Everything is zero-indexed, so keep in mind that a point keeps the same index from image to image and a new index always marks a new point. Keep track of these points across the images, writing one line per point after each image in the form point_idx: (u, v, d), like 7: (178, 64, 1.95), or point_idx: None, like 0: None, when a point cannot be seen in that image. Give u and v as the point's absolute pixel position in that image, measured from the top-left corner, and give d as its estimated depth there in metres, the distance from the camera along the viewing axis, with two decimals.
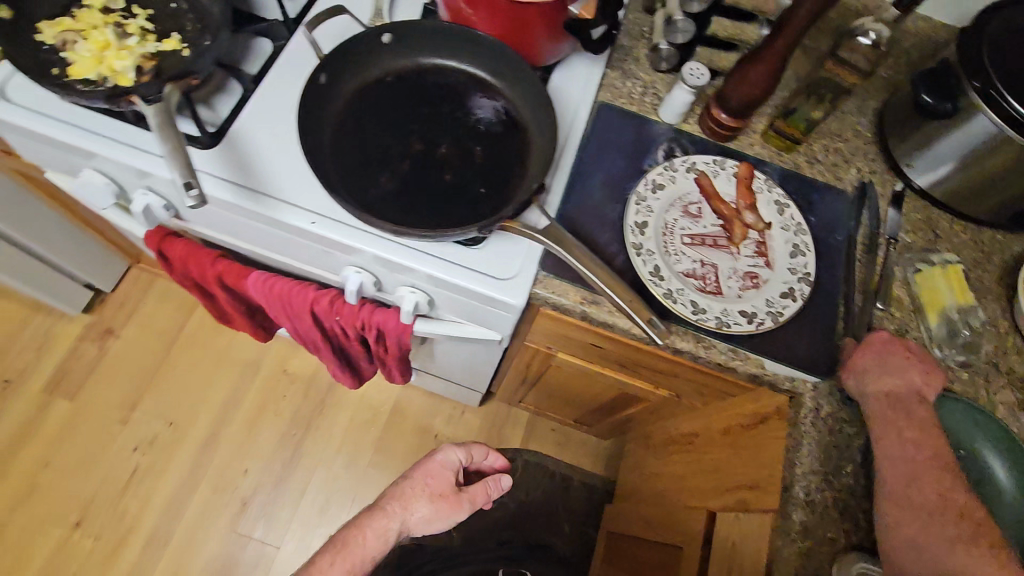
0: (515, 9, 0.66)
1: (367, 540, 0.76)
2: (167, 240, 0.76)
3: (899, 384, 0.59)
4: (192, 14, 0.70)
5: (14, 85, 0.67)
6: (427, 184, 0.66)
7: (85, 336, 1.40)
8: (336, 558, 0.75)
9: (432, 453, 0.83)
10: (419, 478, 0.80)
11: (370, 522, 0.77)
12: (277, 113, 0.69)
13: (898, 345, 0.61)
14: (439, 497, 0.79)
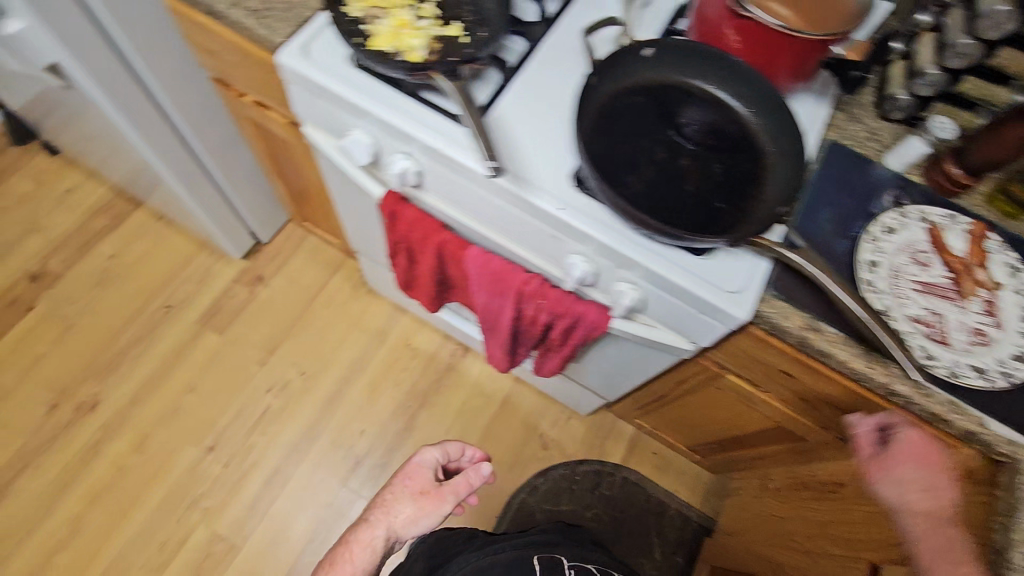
0: (780, 43, 0.70)
1: (354, 557, 0.76)
2: (399, 203, 0.82)
3: (925, 491, 0.66)
4: (470, 6, 0.77)
5: (312, 44, 0.75)
6: (670, 191, 0.69)
7: (239, 279, 1.51)
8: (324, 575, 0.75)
9: (410, 456, 0.84)
10: (397, 485, 0.81)
11: (357, 535, 0.77)
12: (534, 105, 0.75)
13: (928, 454, 0.68)
14: (418, 495, 0.79)
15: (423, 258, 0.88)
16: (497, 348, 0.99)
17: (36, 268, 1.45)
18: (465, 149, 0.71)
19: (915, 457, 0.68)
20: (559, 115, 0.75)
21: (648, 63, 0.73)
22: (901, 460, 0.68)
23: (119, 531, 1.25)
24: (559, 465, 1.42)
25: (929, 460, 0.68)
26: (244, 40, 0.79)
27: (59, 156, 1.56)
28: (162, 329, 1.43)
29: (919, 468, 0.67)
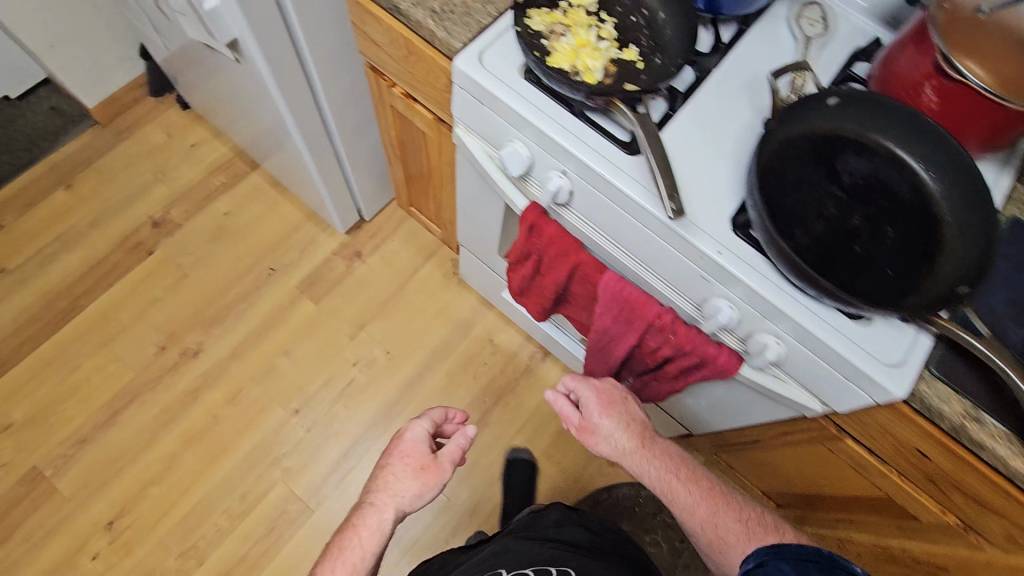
0: (976, 102, 0.66)
1: (365, 538, 0.78)
2: (541, 218, 0.83)
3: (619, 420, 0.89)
4: (648, 31, 0.76)
5: (489, 53, 0.76)
6: (836, 250, 0.67)
7: (339, 252, 1.56)
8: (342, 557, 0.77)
9: (398, 432, 0.87)
10: (393, 463, 0.83)
11: (363, 516, 0.80)
12: (701, 140, 0.74)
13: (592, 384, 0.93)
14: (417, 468, 0.82)
15: (551, 272, 0.88)
16: (600, 368, 0.99)
17: (159, 216, 1.54)
18: (629, 178, 0.71)
19: (580, 381, 0.93)
20: (723, 155, 0.74)
21: (828, 111, 0.68)
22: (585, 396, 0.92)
23: (206, 476, 1.33)
24: (623, 485, 1.41)
25: (608, 398, 0.91)
26: (418, 38, 0.80)
27: (190, 111, 1.65)
28: (264, 291, 1.50)
29: (585, 390, 0.91)
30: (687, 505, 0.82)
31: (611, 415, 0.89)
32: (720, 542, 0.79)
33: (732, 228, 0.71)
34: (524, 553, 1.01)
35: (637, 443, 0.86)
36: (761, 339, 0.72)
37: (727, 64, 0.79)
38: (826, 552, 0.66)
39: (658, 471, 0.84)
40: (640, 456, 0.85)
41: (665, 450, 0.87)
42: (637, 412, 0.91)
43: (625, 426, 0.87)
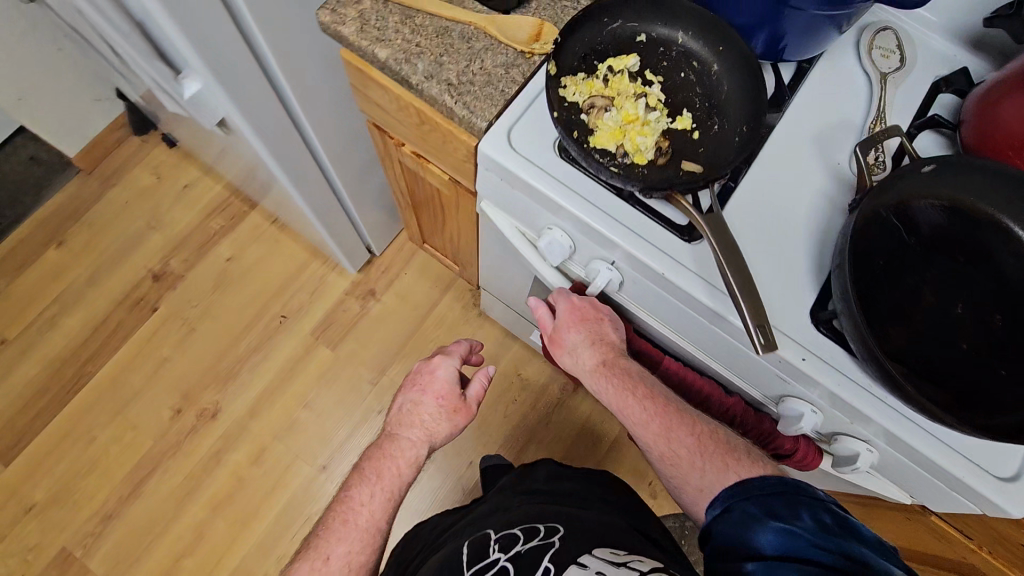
0: None
1: (401, 470, 0.76)
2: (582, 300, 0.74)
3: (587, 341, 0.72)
4: (700, 88, 0.65)
5: (519, 133, 0.65)
6: (941, 349, 0.59)
7: (351, 292, 1.47)
8: (377, 483, 0.74)
9: (418, 364, 0.84)
10: (420, 396, 0.80)
11: (395, 447, 0.77)
12: (771, 218, 0.65)
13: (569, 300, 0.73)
14: (450, 406, 0.80)
15: None
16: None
17: (159, 267, 1.46)
18: (694, 275, 0.62)
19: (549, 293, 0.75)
20: (798, 233, 0.64)
21: (924, 181, 0.60)
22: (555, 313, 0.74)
23: (239, 542, 1.29)
24: (667, 517, 1.36)
25: (583, 317, 0.72)
26: (432, 110, 0.70)
27: (177, 149, 1.53)
28: (276, 341, 1.43)
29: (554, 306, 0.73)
30: (645, 426, 0.68)
31: (576, 335, 0.72)
32: (674, 460, 0.68)
33: (814, 322, 0.62)
34: (516, 516, 0.84)
35: (602, 364, 0.71)
36: (852, 445, 0.64)
37: (791, 117, 0.69)
38: (790, 483, 0.61)
39: (620, 395, 0.69)
40: (602, 381, 0.70)
41: (634, 369, 0.71)
42: (613, 330, 0.72)
43: (591, 345, 0.71)
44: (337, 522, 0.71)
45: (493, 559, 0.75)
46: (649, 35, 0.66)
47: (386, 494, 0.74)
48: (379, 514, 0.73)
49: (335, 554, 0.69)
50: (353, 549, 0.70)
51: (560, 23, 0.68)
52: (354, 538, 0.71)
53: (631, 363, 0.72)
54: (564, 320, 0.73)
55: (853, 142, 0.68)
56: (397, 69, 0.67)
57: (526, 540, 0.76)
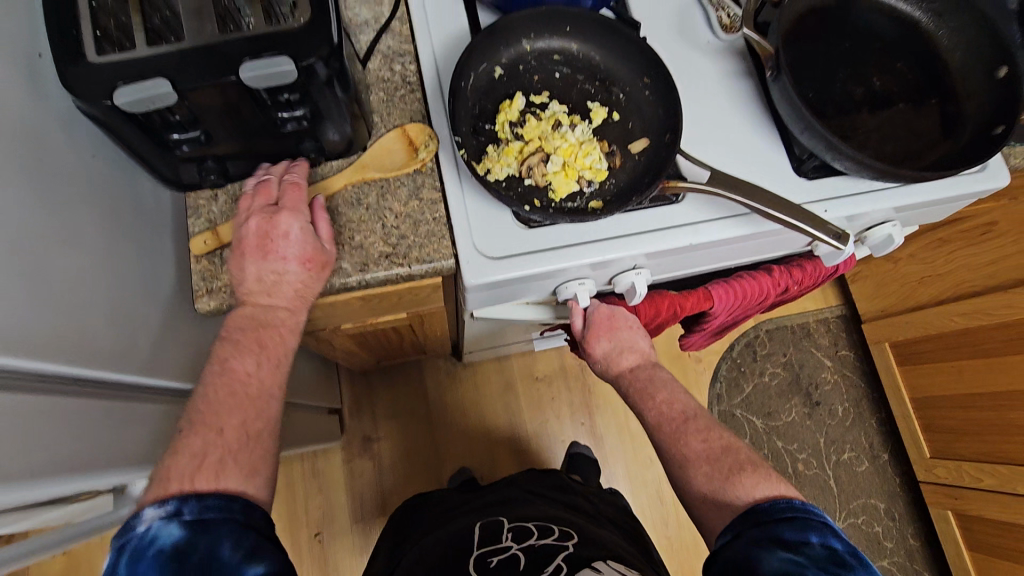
0: None
1: (274, 330, 0.53)
2: (613, 328, 0.68)
3: (624, 346, 0.68)
4: (581, 73, 0.63)
5: (486, 240, 0.58)
6: (895, 119, 0.65)
7: (350, 455, 1.35)
8: (239, 351, 0.52)
9: (239, 235, 0.53)
10: (257, 265, 0.53)
11: (250, 317, 0.53)
12: (712, 126, 0.66)
13: (604, 315, 0.68)
14: (304, 261, 0.53)
15: (651, 331, 0.78)
16: (700, 339, 0.95)
17: None
18: (714, 223, 0.62)
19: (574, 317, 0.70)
20: (736, 121, 0.67)
21: (788, 10, 0.65)
22: (584, 330, 0.70)
23: None
24: (721, 363, 1.48)
25: (616, 328, 0.68)
26: (383, 288, 0.61)
27: None
28: (333, 557, 1.29)
29: (580, 324, 0.70)
30: (670, 427, 0.63)
31: (604, 339, 0.68)
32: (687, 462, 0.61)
33: (805, 176, 0.66)
34: (540, 515, 0.81)
35: (633, 371, 0.68)
36: (881, 232, 0.71)
37: (650, 33, 0.68)
38: (798, 508, 0.52)
39: (648, 392, 0.66)
40: (633, 386, 0.67)
41: (667, 376, 0.67)
42: (646, 339, 0.69)
43: (620, 354, 0.68)
44: (200, 405, 0.49)
45: (505, 545, 0.71)
46: (502, 65, 0.62)
47: (272, 360, 0.53)
48: (266, 380, 0.52)
49: (206, 415, 0.49)
50: (244, 416, 0.50)
51: (418, 115, 0.61)
52: (237, 405, 0.50)
53: (664, 372, 0.68)
54: (591, 327, 0.69)
55: (702, 16, 0.70)
56: (328, 284, 0.57)
57: (541, 538, 0.72)
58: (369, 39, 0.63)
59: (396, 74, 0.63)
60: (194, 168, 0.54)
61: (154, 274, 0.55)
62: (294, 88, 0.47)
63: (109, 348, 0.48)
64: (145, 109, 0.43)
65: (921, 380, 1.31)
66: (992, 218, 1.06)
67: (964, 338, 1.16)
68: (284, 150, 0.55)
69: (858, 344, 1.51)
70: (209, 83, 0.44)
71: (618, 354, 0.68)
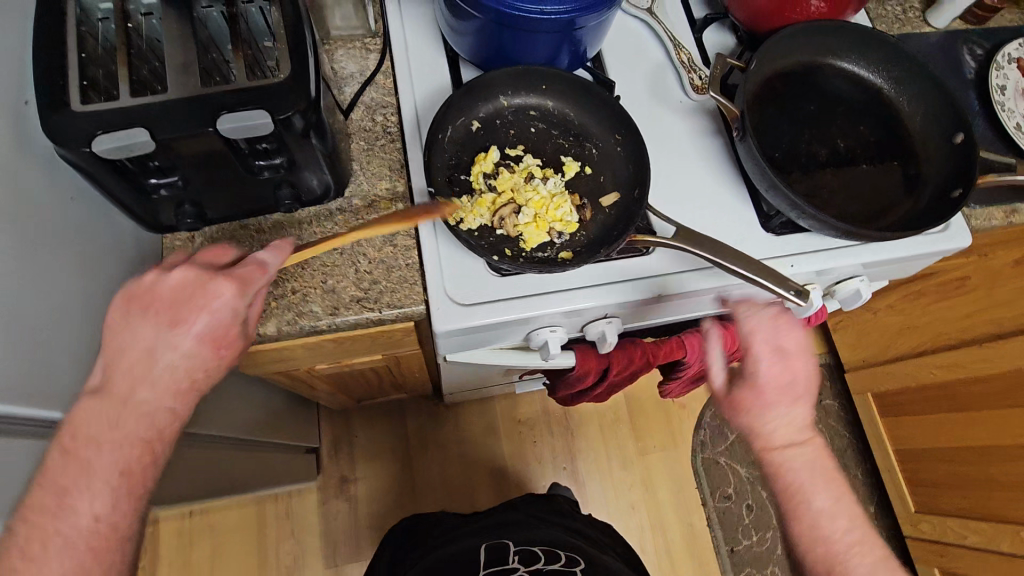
0: None
1: (143, 441, 0.46)
2: (789, 340, 0.63)
3: (789, 378, 0.62)
4: (556, 128, 0.65)
5: (457, 288, 0.60)
6: (858, 180, 0.68)
7: (325, 496, 1.32)
8: (86, 460, 0.44)
9: (151, 283, 0.48)
10: (152, 329, 0.47)
11: (106, 409, 0.45)
12: (681, 182, 0.69)
13: (785, 325, 0.63)
14: (210, 344, 0.48)
15: (626, 377, 0.78)
16: (679, 386, 0.95)
17: None
18: (682, 276, 0.64)
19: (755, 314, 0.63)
20: (706, 177, 0.69)
21: (755, 72, 0.68)
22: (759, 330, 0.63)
23: None
24: (705, 411, 1.47)
25: (789, 349, 0.62)
26: (356, 331, 0.62)
27: None
28: None
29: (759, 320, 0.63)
30: (820, 527, 0.59)
31: (756, 411, 0.62)
32: (836, 561, 0.57)
33: (772, 231, 0.68)
34: (543, 539, 0.88)
35: (790, 421, 0.61)
36: (848, 286, 0.72)
37: (623, 91, 0.71)
38: None
39: (807, 493, 0.59)
40: (795, 458, 0.60)
41: (828, 468, 0.60)
42: (807, 411, 0.62)
43: (783, 390, 0.61)
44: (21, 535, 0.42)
45: (512, 567, 0.82)
46: (479, 118, 0.64)
47: (131, 493, 0.45)
48: (121, 511, 0.45)
49: (29, 569, 0.41)
50: (88, 564, 0.43)
51: (396, 164, 0.63)
52: (77, 554, 0.43)
53: (825, 461, 0.61)
54: (744, 390, 0.62)
55: (674, 77, 0.73)
56: (297, 327, 0.57)
57: (548, 563, 0.83)
58: (352, 91, 0.66)
59: (377, 124, 0.65)
60: (172, 212, 0.55)
61: None
62: (272, 139, 0.49)
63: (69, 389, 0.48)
64: (125, 155, 0.45)
65: (904, 432, 1.31)
66: (965, 273, 1.07)
67: (945, 392, 1.16)
68: (262, 197, 0.56)
69: (841, 393, 1.51)
70: (187, 133, 0.45)
71: (784, 399, 0.61)
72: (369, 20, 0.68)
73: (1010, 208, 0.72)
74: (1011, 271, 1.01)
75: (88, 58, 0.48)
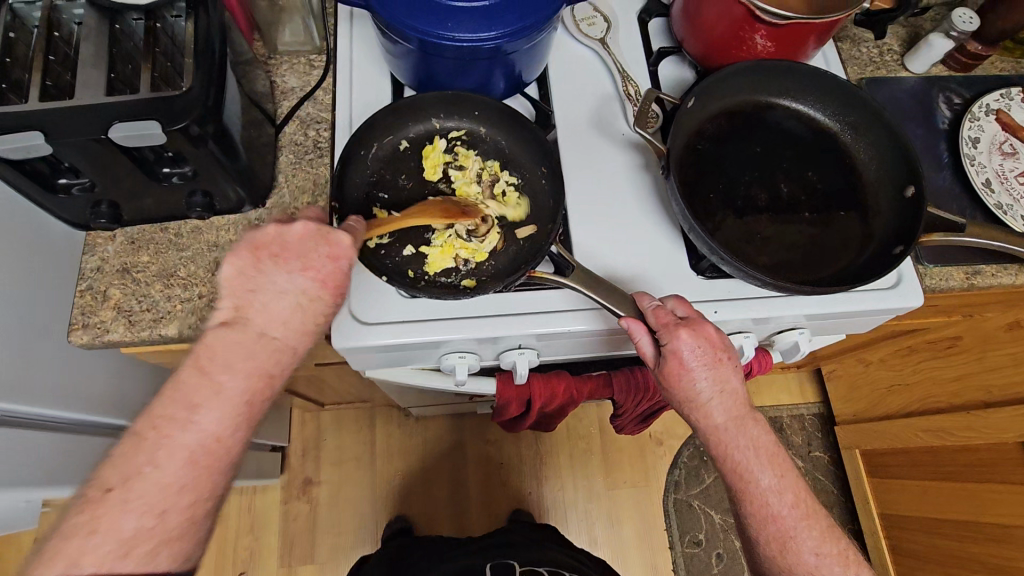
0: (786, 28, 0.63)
1: (268, 374, 0.48)
2: (713, 356, 0.54)
3: (714, 385, 0.55)
4: (483, 155, 0.65)
5: (361, 307, 0.60)
6: (797, 229, 0.65)
7: (289, 497, 1.34)
8: (216, 381, 0.46)
9: (276, 231, 0.50)
10: (282, 273, 0.49)
11: (236, 339, 0.47)
12: (610, 215, 0.67)
13: (708, 339, 0.54)
14: (329, 290, 0.50)
15: (555, 410, 0.76)
16: (628, 424, 0.91)
17: None
18: (593, 313, 0.62)
19: (674, 328, 0.54)
20: (637, 213, 0.67)
21: (697, 110, 0.67)
22: (683, 351, 0.53)
23: None
24: (682, 450, 1.42)
25: (715, 359, 0.54)
26: None
27: None
28: None
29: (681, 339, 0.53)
30: (770, 505, 0.55)
31: (684, 380, 0.54)
32: (788, 538, 0.55)
33: (700, 273, 0.65)
34: (551, 560, 0.93)
35: (725, 423, 0.55)
36: (788, 337, 0.69)
37: (563, 120, 0.70)
38: None
39: (751, 470, 0.55)
40: (732, 451, 0.55)
41: (771, 443, 0.55)
42: (740, 378, 0.56)
43: (715, 395, 0.55)
44: (148, 441, 0.44)
45: None
46: (409, 138, 0.65)
47: (248, 423, 0.47)
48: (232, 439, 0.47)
49: None
50: (196, 481, 0.45)
51: (321, 178, 0.64)
52: (192, 468, 0.45)
53: (765, 434, 0.56)
54: (669, 358, 0.54)
55: (620, 108, 0.72)
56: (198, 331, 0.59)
57: None
58: (290, 105, 0.68)
59: (309, 139, 0.66)
60: (88, 211, 0.57)
61: (52, 307, 0.58)
62: (173, 150, 0.51)
63: None
64: (24, 156, 0.47)
65: (890, 495, 1.23)
66: (954, 334, 0.97)
67: (932, 458, 1.09)
68: (176, 202, 0.58)
69: (833, 446, 1.43)
70: (87, 139, 0.48)
71: (709, 401, 0.55)
72: (315, 37, 0.70)
73: (969, 269, 0.67)
74: (1004, 335, 0.91)
75: (12, 62, 0.51)
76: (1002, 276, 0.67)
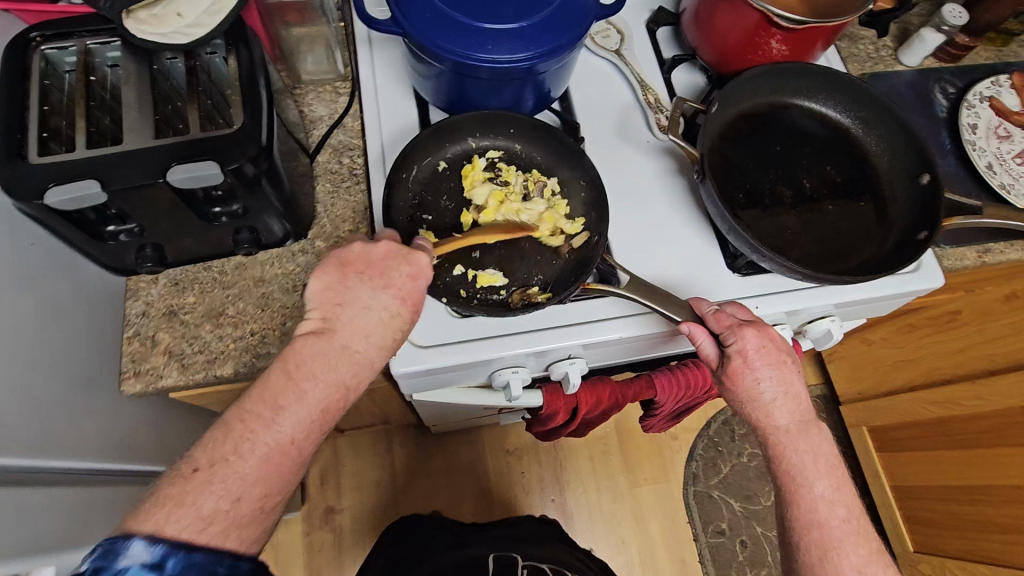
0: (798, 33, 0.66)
1: (333, 392, 0.47)
2: (776, 357, 0.57)
3: (778, 385, 0.57)
4: (521, 171, 0.66)
5: (416, 329, 0.60)
6: (823, 222, 0.67)
7: (311, 527, 1.31)
8: (295, 389, 0.44)
9: (361, 249, 0.51)
10: (367, 289, 0.49)
11: (308, 353, 0.46)
12: (645, 221, 0.68)
13: (774, 342, 0.57)
14: (410, 307, 0.51)
15: (598, 415, 0.78)
16: (660, 422, 0.93)
17: None
18: (643, 318, 0.63)
19: (739, 330, 0.56)
20: (671, 217, 0.69)
21: (719, 114, 0.69)
22: (748, 350, 0.56)
23: None
24: (697, 442, 1.44)
25: (778, 361, 0.57)
26: None
27: None
28: None
29: (745, 339, 0.56)
30: (818, 512, 0.55)
31: (748, 379, 0.56)
32: (831, 548, 0.54)
33: (738, 271, 0.67)
34: (553, 558, 0.92)
35: (787, 425, 0.57)
36: (821, 325, 0.72)
37: (590, 130, 0.72)
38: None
39: (806, 474, 0.55)
40: (790, 453, 0.56)
41: (830, 450, 0.56)
42: (802, 382, 0.58)
43: (779, 397, 0.57)
44: (235, 432, 0.42)
45: None
46: (447, 159, 0.65)
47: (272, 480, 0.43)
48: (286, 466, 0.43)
49: None
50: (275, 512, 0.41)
51: (361, 205, 0.64)
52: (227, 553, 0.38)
53: (825, 441, 0.57)
54: (733, 357, 0.56)
55: (642, 117, 0.74)
56: (253, 368, 0.58)
57: None
58: (321, 134, 0.68)
59: (344, 166, 0.67)
60: (132, 256, 0.56)
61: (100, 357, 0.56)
62: (225, 188, 0.50)
63: (50, 435, 0.49)
64: (77, 207, 0.46)
65: (901, 469, 1.28)
66: (954, 308, 1.02)
67: (939, 428, 1.14)
68: (221, 239, 0.58)
69: (839, 425, 1.48)
70: (140, 184, 0.46)
71: (772, 401, 0.56)
72: (339, 64, 0.70)
73: (981, 248, 0.71)
74: (1000, 306, 0.96)
75: (50, 110, 0.50)
76: (1011, 252, 0.72)
